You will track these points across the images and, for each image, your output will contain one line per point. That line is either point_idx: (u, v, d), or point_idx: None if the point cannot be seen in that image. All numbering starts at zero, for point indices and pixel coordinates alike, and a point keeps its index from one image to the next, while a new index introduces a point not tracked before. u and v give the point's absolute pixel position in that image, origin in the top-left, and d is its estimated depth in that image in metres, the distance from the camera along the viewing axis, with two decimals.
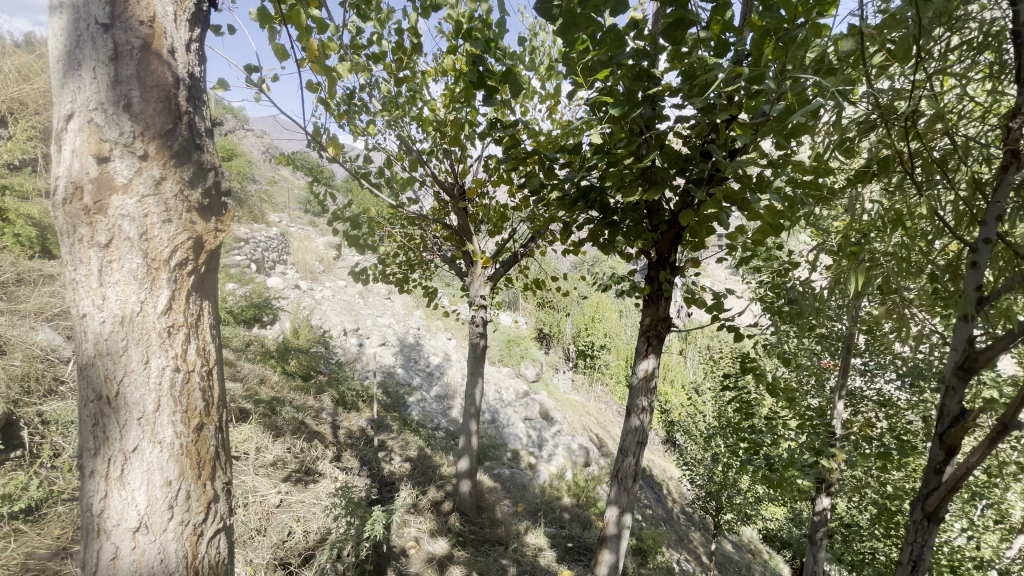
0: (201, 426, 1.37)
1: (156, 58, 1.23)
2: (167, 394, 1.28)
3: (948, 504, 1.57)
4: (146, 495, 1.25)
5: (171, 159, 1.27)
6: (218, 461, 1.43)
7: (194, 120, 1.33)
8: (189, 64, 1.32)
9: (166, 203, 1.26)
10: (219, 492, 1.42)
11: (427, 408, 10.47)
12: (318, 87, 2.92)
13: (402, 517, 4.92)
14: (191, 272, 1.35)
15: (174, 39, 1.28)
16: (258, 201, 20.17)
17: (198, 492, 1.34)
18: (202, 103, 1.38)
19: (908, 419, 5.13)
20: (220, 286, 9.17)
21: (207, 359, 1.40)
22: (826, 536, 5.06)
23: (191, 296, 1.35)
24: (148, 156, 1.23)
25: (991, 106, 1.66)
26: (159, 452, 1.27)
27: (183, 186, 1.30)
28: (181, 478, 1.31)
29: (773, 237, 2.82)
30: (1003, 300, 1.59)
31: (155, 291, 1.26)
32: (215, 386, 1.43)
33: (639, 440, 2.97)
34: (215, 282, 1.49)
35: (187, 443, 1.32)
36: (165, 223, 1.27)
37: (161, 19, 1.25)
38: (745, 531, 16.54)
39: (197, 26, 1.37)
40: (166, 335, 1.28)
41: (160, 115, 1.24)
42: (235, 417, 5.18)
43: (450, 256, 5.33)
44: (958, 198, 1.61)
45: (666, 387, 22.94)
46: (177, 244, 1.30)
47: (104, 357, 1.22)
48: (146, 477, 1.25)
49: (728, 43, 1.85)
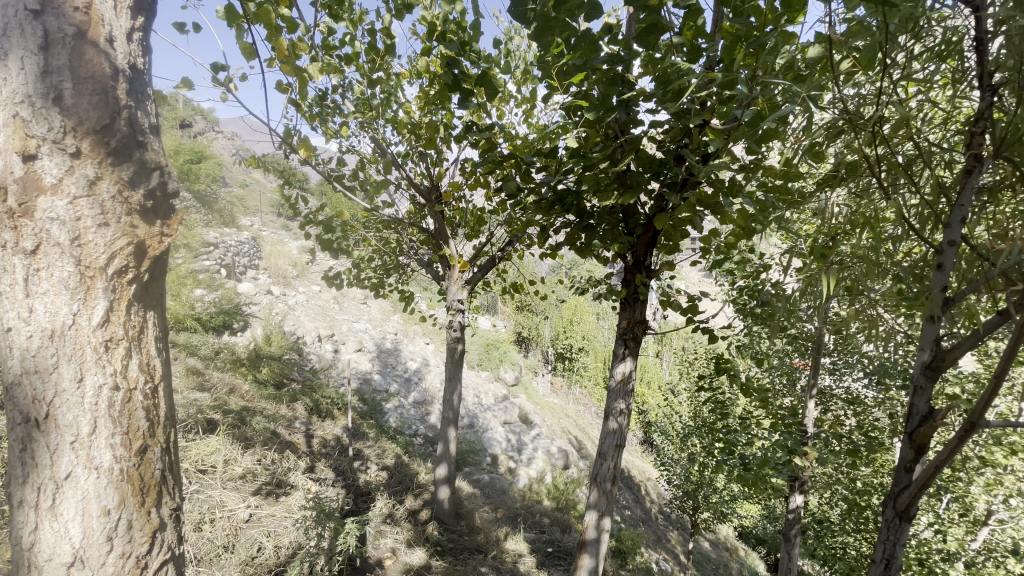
0: (144, 448, 1.29)
1: (92, 46, 1.16)
2: (103, 415, 1.21)
3: (919, 501, 1.60)
4: (81, 526, 1.18)
5: (108, 157, 1.21)
6: (165, 486, 1.36)
7: (135, 115, 1.26)
8: (130, 54, 1.25)
9: (102, 204, 1.20)
10: (166, 520, 1.35)
11: (405, 414, 10.33)
12: (289, 88, 2.85)
13: (378, 527, 4.81)
14: (133, 280, 1.28)
15: (113, 26, 1.21)
16: (228, 204, 19.66)
17: (141, 521, 1.27)
18: (145, 96, 1.31)
19: (876, 416, 5.28)
20: (188, 293, 8.89)
21: (151, 375, 1.32)
22: (800, 533, 5.16)
23: (133, 306, 1.29)
24: (81, 153, 1.17)
25: (952, 112, 1.71)
26: (96, 479, 1.20)
27: (122, 186, 1.23)
28: (121, 507, 1.24)
29: (746, 240, 2.86)
30: (967, 301, 1.63)
31: (90, 301, 1.19)
32: (161, 404, 1.36)
33: (618, 443, 2.96)
34: (164, 290, 1.42)
35: (128, 467, 1.25)
36: (100, 227, 1.20)
37: (98, 6, 1.18)
38: (722, 530, 16.80)
39: (141, 14, 1.30)
40: (102, 350, 1.21)
41: (94, 108, 1.17)
42: (202, 428, 5.00)
43: (427, 260, 5.27)
44: (923, 202, 1.65)
45: (643, 389, 23.20)
46: (116, 249, 1.23)
47: (32, 376, 1.15)
48: (81, 507, 1.18)
49: (700, 49, 1.88)
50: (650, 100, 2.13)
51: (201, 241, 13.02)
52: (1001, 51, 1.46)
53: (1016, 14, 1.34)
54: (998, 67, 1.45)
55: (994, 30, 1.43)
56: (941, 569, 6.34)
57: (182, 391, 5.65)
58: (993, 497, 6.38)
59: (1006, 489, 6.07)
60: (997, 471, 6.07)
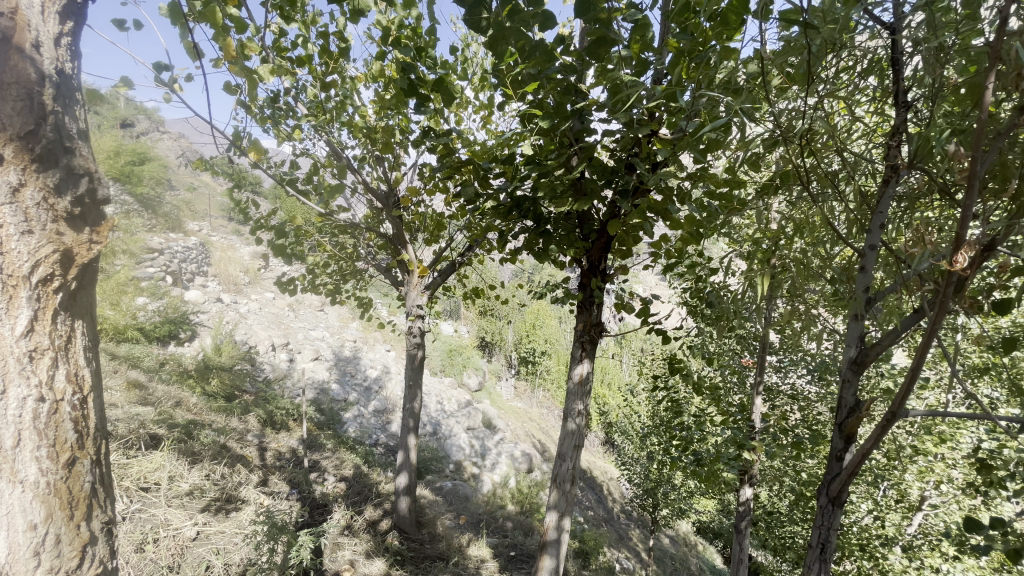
0: (72, 461, 1.23)
1: (17, 53, 1.11)
2: (28, 428, 1.15)
3: (849, 488, 1.71)
4: (6, 542, 1.12)
5: (33, 163, 1.15)
6: (96, 499, 1.30)
7: (63, 121, 1.20)
8: (57, 59, 1.19)
9: (25, 211, 1.15)
10: (96, 534, 1.29)
11: (365, 423, 10.12)
12: (238, 88, 2.77)
13: (335, 540, 4.68)
14: (59, 289, 1.22)
15: (41, 32, 1.15)
16: (174, 208, 18.75)
17: (70, 535, 1.22)
18: (74, 102, 1.25)
19: (818, 410, 5.59)
20: (130, 302, 8.42)
21: (79, 386, 1.26)
22: (750, 525, 5.37)
23: (60, 316, 1.22)
24: (3, 160, 1.11)
25: (874, 126, 1.85)
26: (20, 493, 1.14)
27: (47, 194, 1.18)
28: (48, 521, 1.18)
29: (695, 244, 2.99)
30: (887, 301, 1.77)
31: (12, 311, 1.13)
32: (91, 416, 1.29)
33: (576, 444, 3.01)
34: (94, 299, 1.35)
35: (56, 480, 1.19)
36: (23, 235, 1.15)
37: (25, 11, 1.13)
38: (681, 526, 17.28)
39: (71, 19, 1.24)
40: (26, 361, 1.15)
41: (18, 114, 1.11)
42: (145, 444, 4.75)
43: (385, 265, 5.19)
44: (848, 210, 1.78)
45: (604, 390, 23.66)
46: (40, 257, 1.17)
47: None
48: (4, 522, 1.12)
49: (647, 62, 1.96)
50: (602, 110, 2.20)
51: (144, 247, 12.36)
52: (913, 71, 1.59)
53: (926, 36, 1.47)
54: (912, 85, 1.58)
55: (907, 51, 1.56)
56: (881, 553, 6.74)
57: (123, 405, 5.32)
58: (925, 484, 6.85)
59: (936, 476, 6.54)
60: (927, 459, 6.53)
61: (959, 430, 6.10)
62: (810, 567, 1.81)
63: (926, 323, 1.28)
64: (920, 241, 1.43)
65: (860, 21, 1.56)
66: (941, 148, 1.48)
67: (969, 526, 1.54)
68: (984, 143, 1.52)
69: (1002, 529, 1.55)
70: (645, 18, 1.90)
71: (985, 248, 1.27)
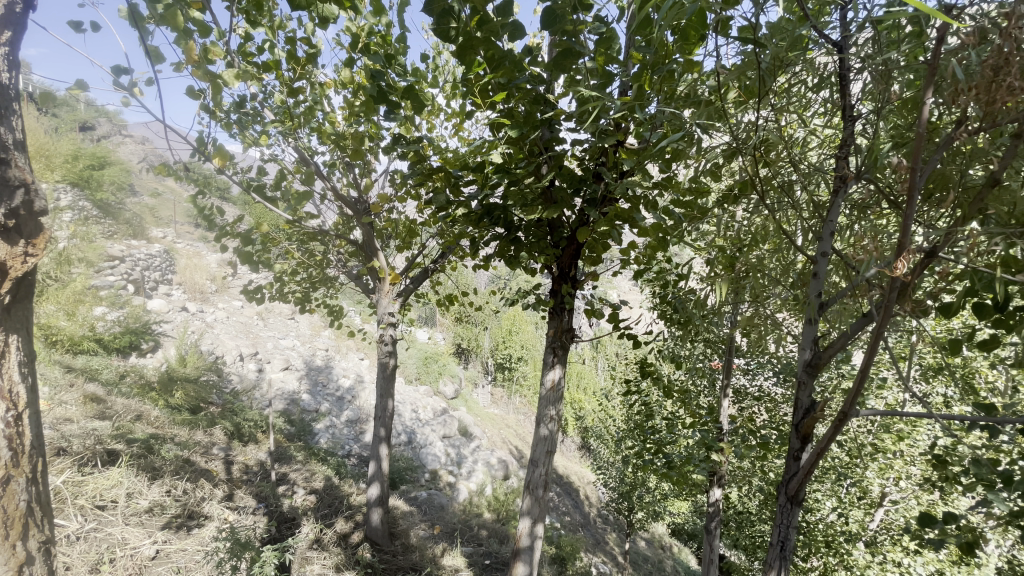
0: (6, 480, 1.42)
1: None
2: None
3: (806, 486, 1.76)
4: None
5: None
6: (31, 518, 1.49)
7: None
8: None
9: None
10: (33, 553, 1.48)
11: (337, 434, 9.91)
12: (201, 94, 2.72)
13: (303, 554, 4.55)
14: None
15: None
16: (137, 214, 18.08)
17: (5, 556, 1.40)
18: (9, 111, 1.41)
19: (784, 411, 5.75)
20: (87, 312, 8.07)
21: (13, 403, 1.45)
22: (720, 525, 5.46)
23: None
24: None
25: (825, 138, 1.94)
26: None
27: None
28: None
29: (662, 250, 3.06)
30: (839, 305, 1.84)
31: None
32: (25, 433, 1.48)
33: (548, 449, 3.03)
34: (30, 312, 1.54)
35: None
36: None
37: None
38: (656, 528, 17.49)
39: (7, 28, 1.37)
40: None
41: None
42: (102, 460, 4.54)
43: (356, 272, 5.12)
44: (803, 218, 1.86)
45: (580, 395, 23.84)
46: None
47: None
48: None
49: (612, 73, 2.02)
50: (570, 120, 2.25)
51: (104, 254, 11.90)
52: (861, 87, 1.68)
53: (871, 53, 1.54)
54: (860, 99, 1.66)
55: (854, 68, 1.64)
56: (845, 549, 6.95)
57: (79, 420, 5.10)
58: (885, 480, 7.10)
59: (896, 472, 6.79)
60: (887, 456, 6.78)
61: (916, 429, 6.37)
62: (771, 566, 1.85)
63: (873, 325, 1.33)
64: (868, 248, 1.50)
65: (810, 40, 1.64)
66: (885, 160, 1.56)
67: (925, 522, 1.66)
68: (923, 155, 1.61)
69: (952, 522, 1.64)
70: (609, 31, 1.96)
71: (926, 255, 1.34)
